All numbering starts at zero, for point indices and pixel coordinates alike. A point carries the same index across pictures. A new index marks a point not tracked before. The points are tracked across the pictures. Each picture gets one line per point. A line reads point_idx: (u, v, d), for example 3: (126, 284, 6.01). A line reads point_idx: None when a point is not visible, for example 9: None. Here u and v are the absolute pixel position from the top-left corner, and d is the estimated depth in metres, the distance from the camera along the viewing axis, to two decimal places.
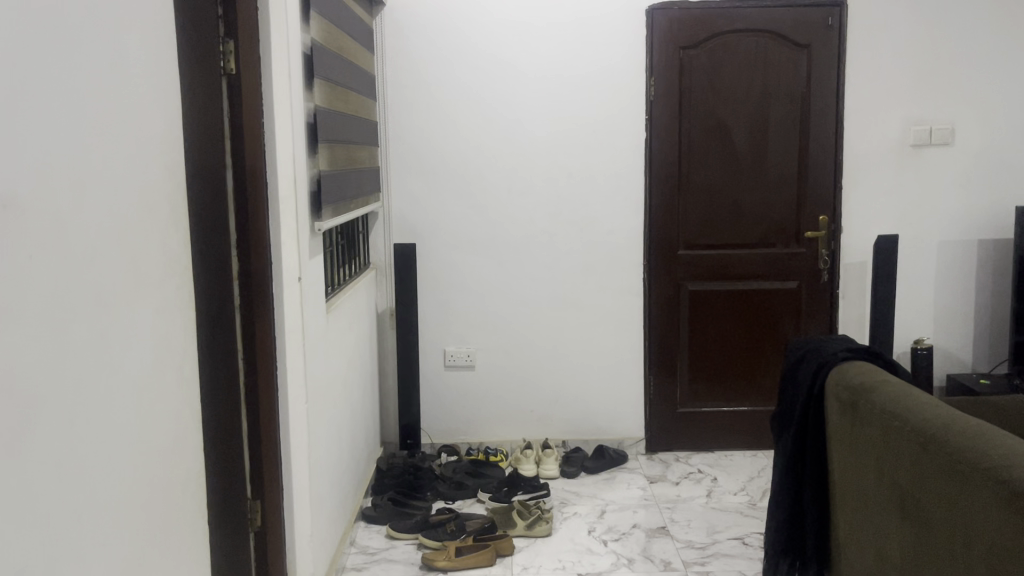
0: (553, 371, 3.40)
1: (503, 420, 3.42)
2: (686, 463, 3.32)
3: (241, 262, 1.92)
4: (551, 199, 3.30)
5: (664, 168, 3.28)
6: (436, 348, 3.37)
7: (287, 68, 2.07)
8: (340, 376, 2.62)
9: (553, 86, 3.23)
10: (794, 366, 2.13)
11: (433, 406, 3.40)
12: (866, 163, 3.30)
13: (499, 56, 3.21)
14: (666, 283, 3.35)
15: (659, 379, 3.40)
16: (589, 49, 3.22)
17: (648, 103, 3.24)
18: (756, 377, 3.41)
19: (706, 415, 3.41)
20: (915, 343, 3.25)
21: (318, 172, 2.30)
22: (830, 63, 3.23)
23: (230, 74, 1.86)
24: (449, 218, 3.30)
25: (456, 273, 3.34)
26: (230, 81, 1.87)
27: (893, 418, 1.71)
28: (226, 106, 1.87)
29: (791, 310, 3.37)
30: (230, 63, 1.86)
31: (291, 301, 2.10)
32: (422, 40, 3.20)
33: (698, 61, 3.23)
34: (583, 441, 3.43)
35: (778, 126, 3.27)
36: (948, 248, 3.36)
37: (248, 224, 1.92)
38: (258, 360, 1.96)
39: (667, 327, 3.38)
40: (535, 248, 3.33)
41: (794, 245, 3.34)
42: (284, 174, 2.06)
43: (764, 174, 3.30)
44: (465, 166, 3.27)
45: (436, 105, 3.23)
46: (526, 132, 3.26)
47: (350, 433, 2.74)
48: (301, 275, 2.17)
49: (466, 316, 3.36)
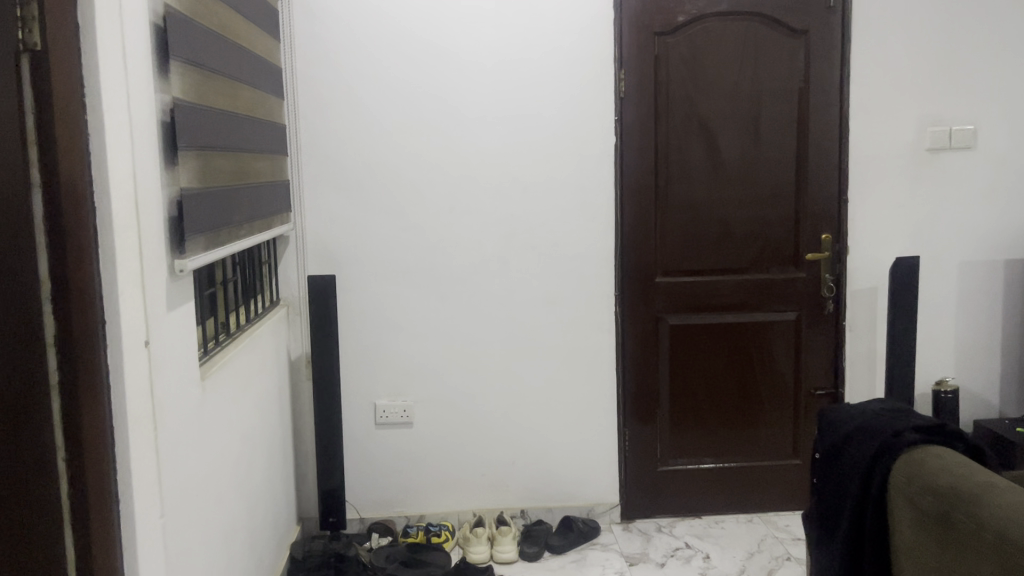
0: (508, 426, 2.80)
1: (448, 488, 2.81)
2: (670, 534, 2.75)
3: (58, 324, 1.32)
4: (503, 217, 2.71)
5: (638, 178, 2.72)
6: (365, 401, 2.76)
7: (120, 41, 1.42)
8: (229, 459, 1.99)
9: (502, 81, 2.65)
10: (838, 450, 1.57)
11: (362, 473, 2.78)
12: (875, 171, 2.78)
13: (435, 43, 2.62)
14: (642, 317, 2.79)
15: (636, 431, 2.84)
16: (546, 34, 2.64)
17: (619, 101, 2.68)
18: (751, 427, 2.86)
19: (690, 473, 2.86)
20: (937, 385, 2.72)
21: (179, 193, 1.64)
22: (833, 51, 2.70)
23: (35, 50, 1.26)
24: (378, 243, 2.69)
25: (386, 310, 2.72)
26: (35, 60, 1.26)
27: (1012, 545, 1.16)
28: (29, 97, 1.27)
29: (791, 346, 2.84)
30: (33, 34, 1.25)
31: (135, 376, 1.47)
32: (338, 26, 2.58)
33: (676, 50, 2.68)
34: (545, 511, 2.83)
35: (772, 126, 2.73)
36: (971, 273, 2.85)
37: (66, 268, 1.31)
38: (83, 461, 1.36)
39: (644, 369, 2.82)
40: (483, 277, 2.73)
41: (792, 269, 2.81)
42: (119, 194, 1.41)
43: (757, 183, 2.75)
44: (396, 179, 2.67)
45: (357, 104, 2.62)
46: (470, 137, 2.67)
47: (248, 526, 2.12)
48: (150, 338, 1.53)
49: (400, 362, 2.75)
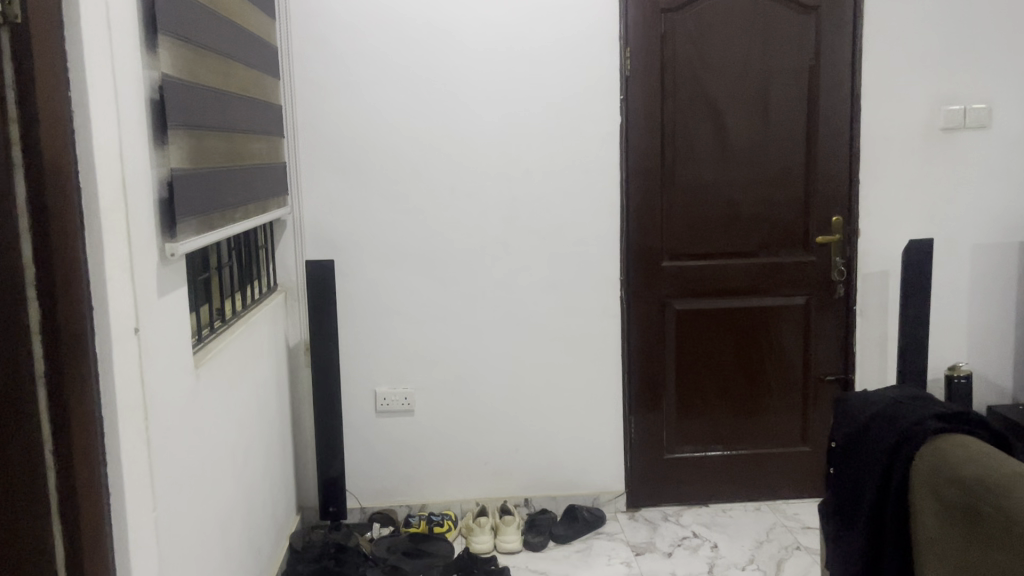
0: (511, 414, 2.75)
1: (450, 477, 2.76)
2: (677, 523, 2.70)
3: (42, 309, 1.28)
4: (505, 200, 2.64)
5: (643, 160, 2.65)
6: (365, 390, 2.70)
7: (104, 12, 1.35)
8: (225, 450, 1.93)
9: (504, 60, 2.57)
10: (857, 440, 1.51)
11: (363, 462, 2.73)
12: (887, 152, 2.71)
13: (435, 21, 2.54)
14: (647, 302, 2.73)
15: (642, 418, 2.78)
16: (550, 12, 2.56)
17: (624, 80, 2.61)
18: (759, 414, 2.81)
19: (697, 461, 2.81)
20: (950, 370, 2.67)
21: (169, 174, 1.57)
22: (844, 28, 2.63)
23: (17, 24, 1.21)
24: (378, 227, 2.63)
25: (387, 295, 2.66)
26: (16, 33, 1.21)
27: None
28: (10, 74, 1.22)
29: (800, 332, 2.78)
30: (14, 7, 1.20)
31: (125, 364, 1.40)
32: (335, 4, 2.51)
33: (684, 27, 2.60)
34: (549, 499, 2.78)
35: (782, 106, 2.66)
36: (984, 256, 2.79)
37: (51, 251, 1.26)
38: (72, 456, 1.30)
39: (650, 356, 2.76)
40: (485, 262, 2.67)
41: (801, 253, 2.74)
42: (106, 176, 1.34)
43: (765, 165, 2.69)
44: (395, 162, 2.60)
45: (355, 84, 2.55)
46: (472, 117, 2.60)
47: (245, 518, 2.07)
48: (140, 325, 1.46)
49: (401, 348, 2.69)
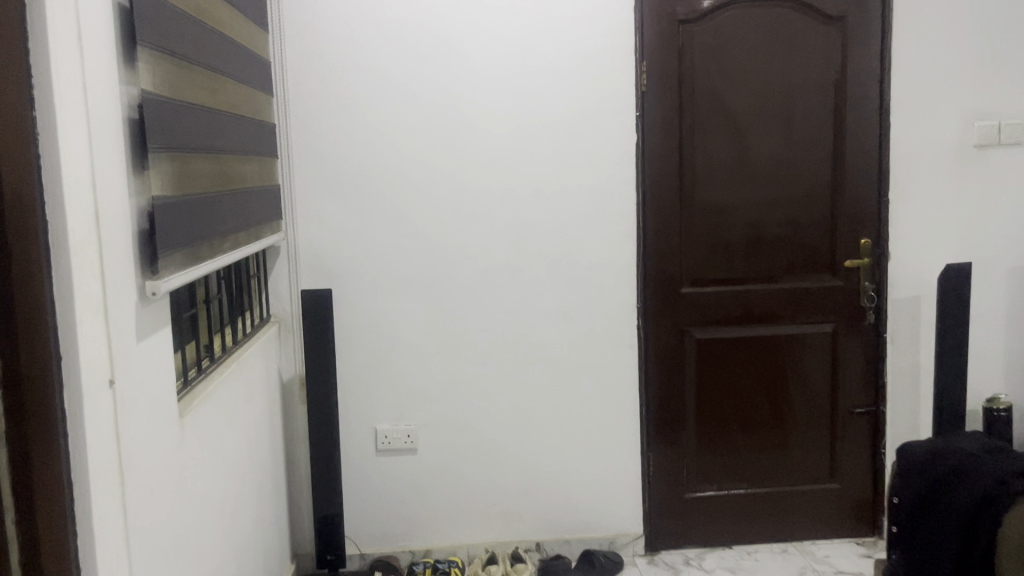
0: (521, 451, 2.57)
1: (457, 519, 2.58)
2: (700, 567, 2.53)
3: None
4: (514, 223, 2.48)
5: (660, 180, 2.49)
6: (365, 427, 2.52)
7: (74, 19, 1.18)
8: (212, 502, 1.75)
9: (512, 74, 2.42)
10: None
11: (363, 504, 2.54)
12: (918, 171, 2.56)
13: (438, 33, 2.38)
14: (665, 331, 2.56)
15: (660, 455, 2.61)
16: (560, 22, 2.40)
17: (640, 96, 2.45)
18: (784, 448, 2.64)
19: (719, 500, 2.64)
20: (990, 402, 2.50)
21: (150, 203, 1.40)
22: (871, 40, 2.48)
23: None
24: (378, 252, 2.45)
25: (387, 325, 2.48)
26: None
27: None
28: None
29: (827, 361, 2.61)
30: None
31: (98, 420, 1.22)
32: (331, 15, 2.35)
33: (702, 39, 2.45)
34: (562, 543, 2.60)
35: (806, 122, 2.51)
36: (1021, 279, 2.64)
37: None
38: None
39: (668, 388, 2.59)
40: (492, 289, 2.50)
41: (828, 277, 2.58)
42: (77, 206, 1.17)
43: (790, 183, 2.53)
44: (396, 183, 2.43)
45: (353, 100, 2.39)
46: (478, 135, 2.43)
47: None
48: (116, 376, 1.28)
49: (403, 382, 2.51)
